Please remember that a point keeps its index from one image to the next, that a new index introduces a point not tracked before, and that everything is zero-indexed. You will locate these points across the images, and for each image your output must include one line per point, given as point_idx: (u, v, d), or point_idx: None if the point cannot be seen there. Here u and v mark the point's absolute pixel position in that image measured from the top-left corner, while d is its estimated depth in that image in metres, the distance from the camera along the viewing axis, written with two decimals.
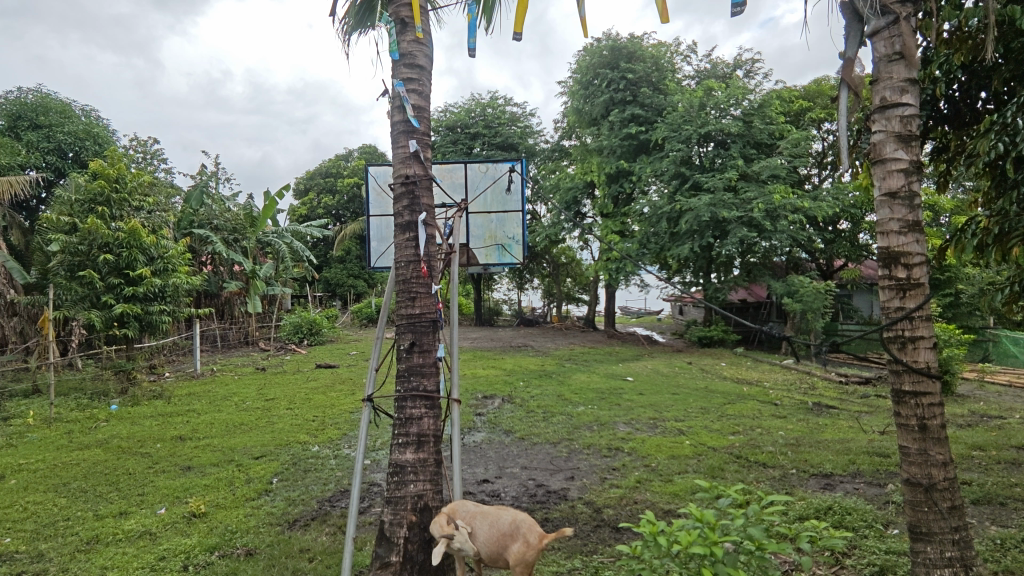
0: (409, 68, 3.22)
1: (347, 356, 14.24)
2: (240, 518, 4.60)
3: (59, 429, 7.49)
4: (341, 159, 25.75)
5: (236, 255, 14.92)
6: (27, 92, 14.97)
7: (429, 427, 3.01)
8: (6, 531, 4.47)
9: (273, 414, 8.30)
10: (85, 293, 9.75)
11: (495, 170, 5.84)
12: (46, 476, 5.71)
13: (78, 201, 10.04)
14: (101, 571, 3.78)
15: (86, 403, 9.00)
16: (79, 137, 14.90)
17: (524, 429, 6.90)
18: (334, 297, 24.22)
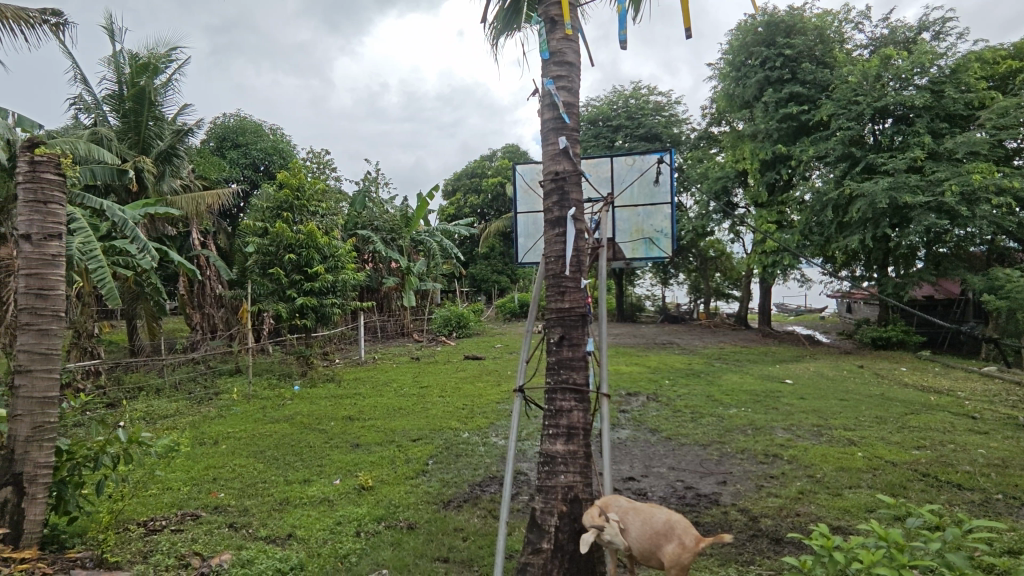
0: (559, 66, 3.27)
1: (493, 349, 14.83)
2: (402, 494, 5.03)
3: (256, 405, 8.77)
4: (486, 159, 26.79)
5: (394, 253, 16.24)
6: (230, 116, 17.58)
7: (579, 420, 3.03)
8: (221, 486, 5.33)
9: (427, 400, 8.93)
10: (274, 288, 11.25)
11: (643, 163, 5.76)
12: (248, 444, 6.71)
13: (269, 208, 11.61)
14: (292, 528, 4.36)
15: (276, 382, 10.41)
16: (269, 153, 17.20)
17: (671, 429, 6.69)
18: (479, 292, 25.35)
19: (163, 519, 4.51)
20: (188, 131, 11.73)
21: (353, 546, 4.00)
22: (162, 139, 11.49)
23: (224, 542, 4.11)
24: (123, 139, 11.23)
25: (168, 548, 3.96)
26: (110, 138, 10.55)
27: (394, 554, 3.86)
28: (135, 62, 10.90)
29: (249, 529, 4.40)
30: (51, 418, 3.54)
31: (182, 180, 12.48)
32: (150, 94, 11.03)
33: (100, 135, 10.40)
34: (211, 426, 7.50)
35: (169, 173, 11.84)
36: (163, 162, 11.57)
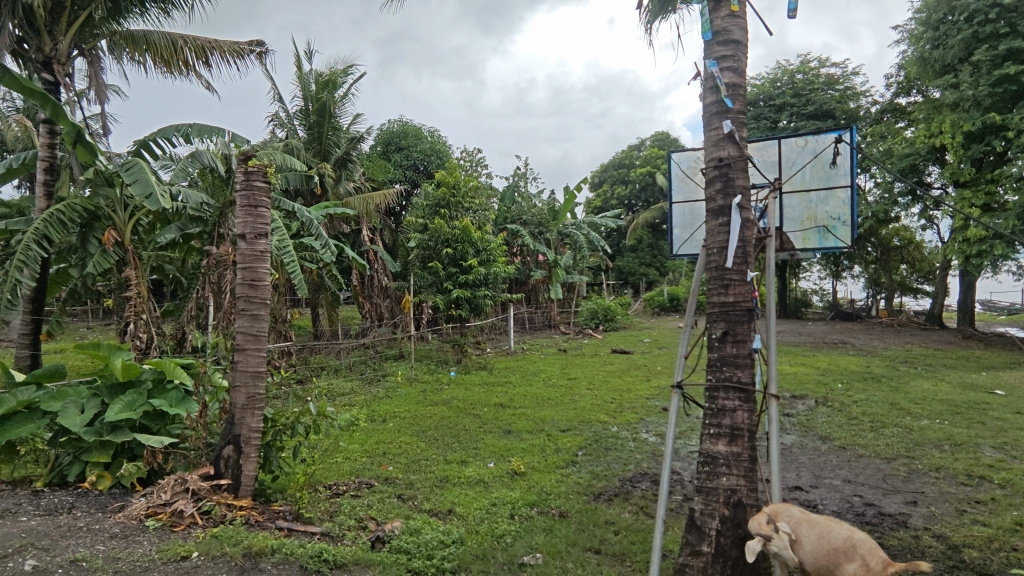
0: (724, 46, 3.10)
1: (641, 344, 14.49)
2: (552, 482, 5.14)
3: (417, 388, 9.52)
4: (633, 149, 26.15)
5: (541, 246, 16.58)
6: (394, 122, 19.13)
7: (744, 421, 2.86)
8: (390, 460, 5.88)
9: (575, 392, 9.01)
10: (433, 280, 12.13)
11: (818, 142, 5.05)
12: (411, 423, 7.31)
13: (428, 206, 12.47)
14: (452, 504, 4.66)
15: (434, 367, 11.21)
16: (427, 154, 18.46)
17: (845, 438, 6.04)
18: (626, 285, 24.92)
19: (345, 485, 5.10)
20: (360, 138, 13.00)
21: (508, 527, 4.17)
22: (339, 147, 12.88)
23: (394, 510, 4.52)
24: (309, 148, 12.75)
25: (349, 510, 4.46)
26: (299, 149, 12.05)
27: (547, 539, 3.96)
28: (319, 79, 12.32)
29: (414, 501, 4.82)
30: (260, 388, 4.15)
31: (354, 183, 13.88)
32: (330, 106, 12.42)
33: (292, 146, 11.94)
34: (381, 405, 8.30)
35: (345, 177, 13.23)
36: (340, 167, 13.00)
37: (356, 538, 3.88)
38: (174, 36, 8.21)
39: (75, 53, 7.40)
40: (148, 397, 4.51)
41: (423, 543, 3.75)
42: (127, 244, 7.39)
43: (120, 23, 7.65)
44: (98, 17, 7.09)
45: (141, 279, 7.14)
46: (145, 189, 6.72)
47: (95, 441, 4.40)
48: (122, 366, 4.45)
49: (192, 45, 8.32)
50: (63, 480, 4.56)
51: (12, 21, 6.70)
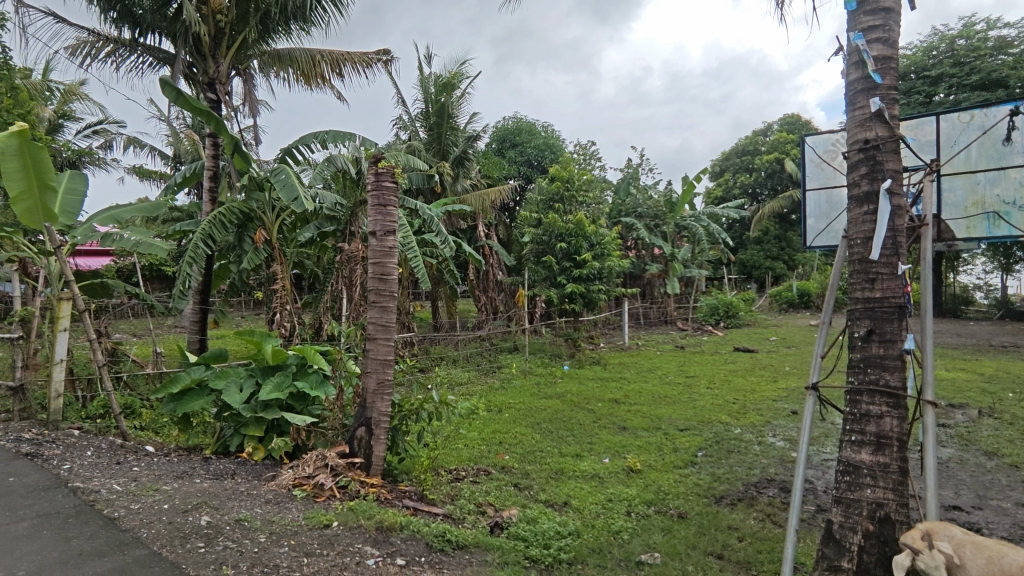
0: (871, 16, 2.82)
1: (767, 342, 13.60)
2: (671, 482, 5.00)
3: (531, 380, 9.69)
4: (759, 134, 24.50)
5: (658, 240, 16.09)
6: (509, 119, 19.51)
7: (893, 429, 2.59)
8: (506, 450, 6.03)
9: (693, 391, 8.67)
10: (547, 274, 12.24)
11: (987, 116, 4.47)
12: (526, 415, 7.44)
13: (542, 201, 12.58)
14: (567, 497, 4.69)
15: (548, 361, 11.32)
16: (542, 149, 18.63)
17: (1017, 456, 5.25)
18: (750, 280, 23.48)
19: (465, 471, 5.32)
20: (476, 137, 13.40)
21: (625, 524, 4.13)
22: (457, 146, 13.38)
23: (512, 499, 4.64)
24: (429, 148, 13.37)
25: (469, 495, 4.65)
26: (421, 149, 12.67)
27: (665, 540, 3.86)
28: (438, 82, 12.88)
29: (530, 491, 4.91)
30: (389, 375, 4.44)
31: (471, 181, 14.37)
32: (449, 107, 12.96)
33: (414, 148, 12.60)
34: (497, 396, 8.54)
35: (462, 175, 13.74)
36: (458, 165, 13.52)
37: (476, 523, 4.02)
38: (313, 52, 8.99)
39: (233, 73, 8.31)
40: (293, 378, 5.00)
41: (540, 532, 3.81)
42: (274, 242, 8.25)
43: (270, 44, 8.46)
44: (251, 39, 7.92)
45: (286, 273, 7.92)
46: (290, 193, 7.42)
47: (251, 417, 4.98)
48: (272, 351, 4.99)
49: (328, 59, 9.05)
50: (226, 449, 5.21)
51: (185, 49, 7.70)
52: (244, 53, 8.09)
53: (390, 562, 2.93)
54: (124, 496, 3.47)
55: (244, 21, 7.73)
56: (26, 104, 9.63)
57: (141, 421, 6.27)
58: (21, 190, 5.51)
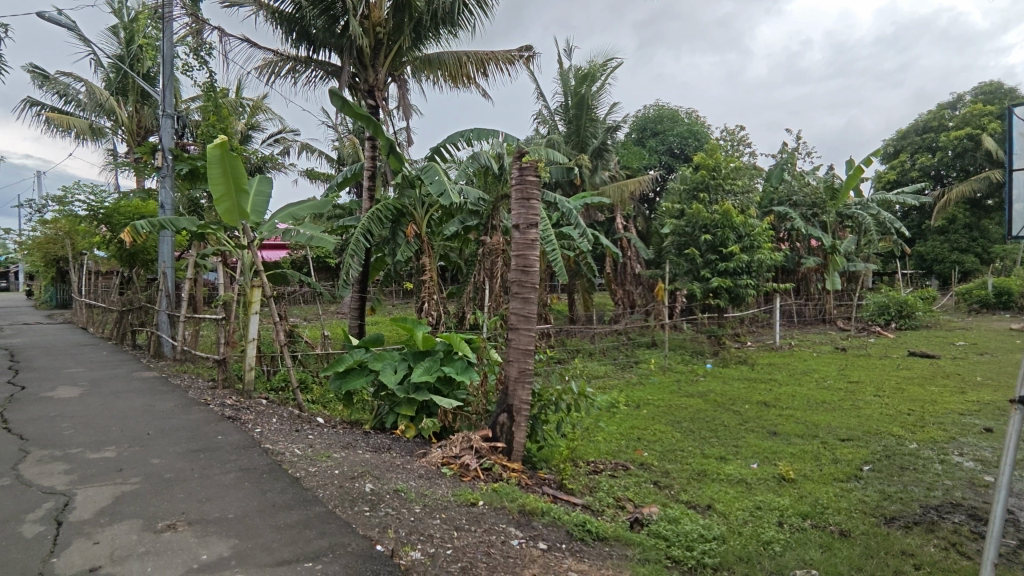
0: None
1: (952, 348, 11.83)
2: (830, 495, 4.57)
3: (671, 377, 9.39)
4: (946, 107, 21.24)
5: (816, 230, 14.64)
6: (650, 108, 18.95)
7: None
8: (645, 446, 5.91)
9: (857, 398, 7.82)
10: (689, 267, 11.79)
11: None
12: (666, 412, 7.23)
13: (685, 190, 12.08)
14: (711, 500, 4.49)
15: (689, 358, 10.86)
16: (685, 137, 17.84)
17: None
18: (930, 276, 20.55)
19: (603, 464, 5.32)
20: (616, 127, 13.20)
21: (777, 535, 3.86)
22: (596, 137, 13.29)
23: (652, 496, 4.55)
24: (568, 141, 13.43)
25: (608, 488, 4.64)
26: (560, 142, 12.77)
27: (824, 557, 3.55)
28: (578, 74, 12.86)
29: (671, 490, 4.77)
30: (530, 364, 4.55)
31: (610, 172, 14.21)
32: (589, 99, 12.91)
33: (553, 141, 12.73)
34: (635, 391, 8.39)
35: (601, 166, 13.63)
36: (596, 158, 13.44)
37: (615, 516, 4.00)
38: (459, 54, 9.44)
39: (390, 80, 8.99)
40: (440, 363, 5.33)
41: (683, 533, 3.69)
42: (424, 236, 8.84)
43: (422, 50, 9.02)
44: (405, 47, 8.50)
45: (434, 265, 8.44)
46: (439, 189, 7.88)
47: (404, 397, 5.38)
48: (422, 337, 5.37)
49: (474, 60, 9.45)
50: (382, 425, 5.69)
51: (350, 62, 8.49)
52: (398, 60, 8.72)
53: (532, 545, 3.00)
54: (303, 460, 3.96)
55: (400, 31, 8.32)
56: (226, 119, 11.27)
57: (312, 395, 7.08)
58: (223, 193, 6.48)
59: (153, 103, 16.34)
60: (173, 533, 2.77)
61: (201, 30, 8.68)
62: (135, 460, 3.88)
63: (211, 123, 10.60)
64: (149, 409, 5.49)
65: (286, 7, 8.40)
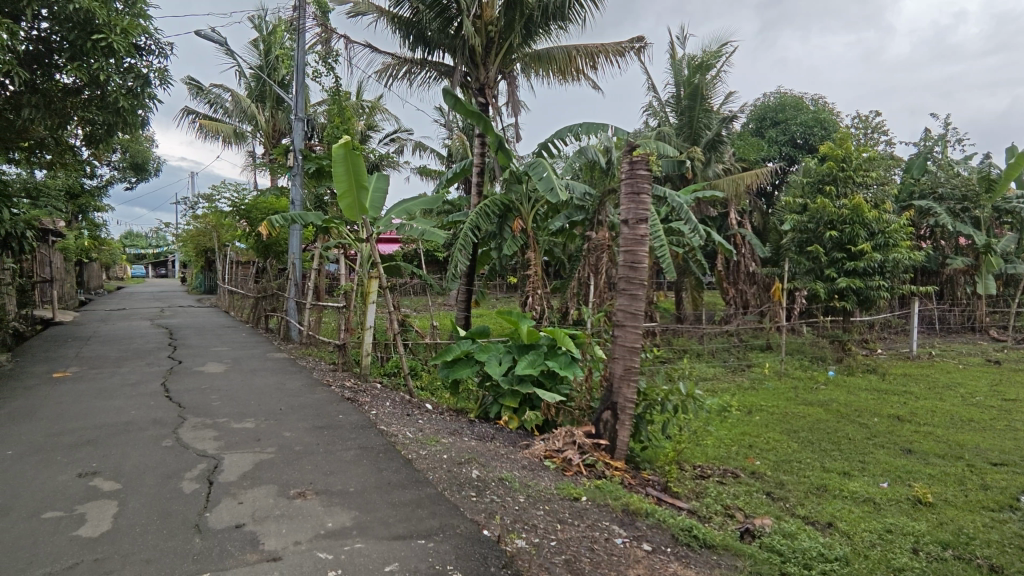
0: None
1: None
2: (978, 525, 4.07)
3: (788, 383, 8.78)
4: None
5: (966, 227, 13.00)
6: (771, 96, 17.75)
7: None
8: (758, 455, 5.60)
9: (1014, 418, 6.86)
10: (812, 266, 10.98)
11: None
12: (781, 420, 6.79)
13: (809, 183, 11.20)
14: (832, 518, 4.16)
15: (808, 364, 10.10)
16: (810, 125, 16.53)
17: None
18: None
19: (711, 469, 5.12)
20: (732, 117, 12.53)
21: (911, 562, 3.50)
22: (710, 129, 12.69)
23: (764, 507, 4.31)
24: (680, 134, 12.95)
25: (716, 495, 4.46)
26: (671, 135, 12.36)
27: None
28: (692, 63, 12.30)
29: (786, 503, 4.49)
30: (636, 362, 4.46)
31: (724, 165, 13.53)
32: (703, 89, 12.35)
33: (663, 134, 12.35)
34: (748, 396, 7.95)
35: (715, 159, 13.00)
36: (710, 150, 12.83)
37: (724, 525, 3.84)
38: (569, 48, 9.43)
39: (500, 77, 9.15)
40: (545, 357, 5.36)
41: (800, 550, 3.45)
42: (530, 231, 8.94)
43: (532, 46, 9.10)
44: (516, 44, 8.60)
45: (539, 260, 8.51)
46: (547, 184, 7.91)
47: (509, 389, 5.50)
48: (528, 331, 5.45)
49: (583, 53, 9.44)
50: (486, 415, 5.84)
51: (462, 62, 8.75)
52: (509, 57, 8.85)
53: (637, 546, 2.96)
54: (414, 442, 4.18)
55: (510, 28, 8.43)
56: (350, 120, 12.07)
57: (422, 382, 7.43)
58: (346, 190, 6.97)
59: (286, 108, 17.86)
60: (303, 500, 3.04)
61: (329, 39, 9.35)
62: (270, 432, 4.30)
63: (336, 125, 11.40)
64: (281, 387, 6.05)
65: (405, 12, 8.82)
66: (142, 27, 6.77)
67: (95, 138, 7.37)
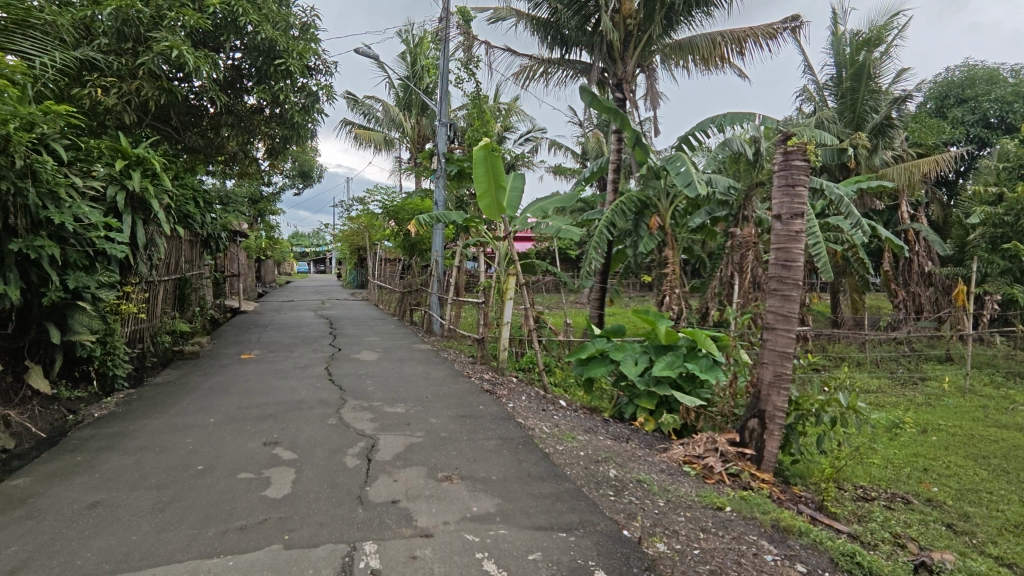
0: None
1: None
2: None
3: (974, 401, 7.58)
4: None
5: None
6: (957, 70, 15.52)
7: None
8: (935, 480, 4.92)
9: None
10: (1009, 266, 9.38)
11: None
12: (965, 443, 5.89)
13: (1008, 169, 9.57)
14: None
15: (1001, 380, 8.66)
16: (1008, 101, 13.96)
17: None
18: None
19: (876, 492, 4.61)
20: (906, 97, 11.09)
21: None
22: (877, 112, 11.35)
23: (943, 541, 3.80)
24: (841, 119, 11.75)
25: (883, 521, 3.99)
26: (830, 120, 11.25)
27: None
28: (857, 39, 11.08)
29: (972, 539, 3.90)
30: (788, 368, 4.13)
31: (894, 152, 12.01)
32: (870, 68, 11.07)
33: (821, 120, 11.27)
34: (922, 413, 7.00)
35: (883, 145, 11.59)
36: (878, 135, 11.46)
37: (892, 555, 3.42)
38: (713, 35, 8.95)
39: (638, 70, 8.95)
40: (683, 359, 5.18)
41: None
42: (667, 227, 8.60)
43: (673, 36, 8.78)
44: (656, 35, 8.34)
45: (678, 258, 8.20)
46: (686, 179, 7.58)
47: (645, 390, 5.38)
48: (666, 331, 5.27)
49: (729, 39, 8.90)
50: (621, 415, 5.76)
51: (600, 58, 8.67)
52: (648, 49, 8.61)
53: (789, 565, 2.73)
54: (551, 437, 4.26)
55: (651, 20, 8.20)
56: (489, 123, 12.52)
57: (555, 379, 7.53)
58: (485, 190, 7.25)
59: (431, 114, 18.95)
60: (450, 483, 3.23)
61: (471, 45, 9.77)
62: (419, 418, 4.62)
63: (476, 128, 11.90)
64: (427, 377, 6.47)
65: (544, 14, 8.96)
66: (314, 50, 7.61)
67: (275, 151, 8.41)
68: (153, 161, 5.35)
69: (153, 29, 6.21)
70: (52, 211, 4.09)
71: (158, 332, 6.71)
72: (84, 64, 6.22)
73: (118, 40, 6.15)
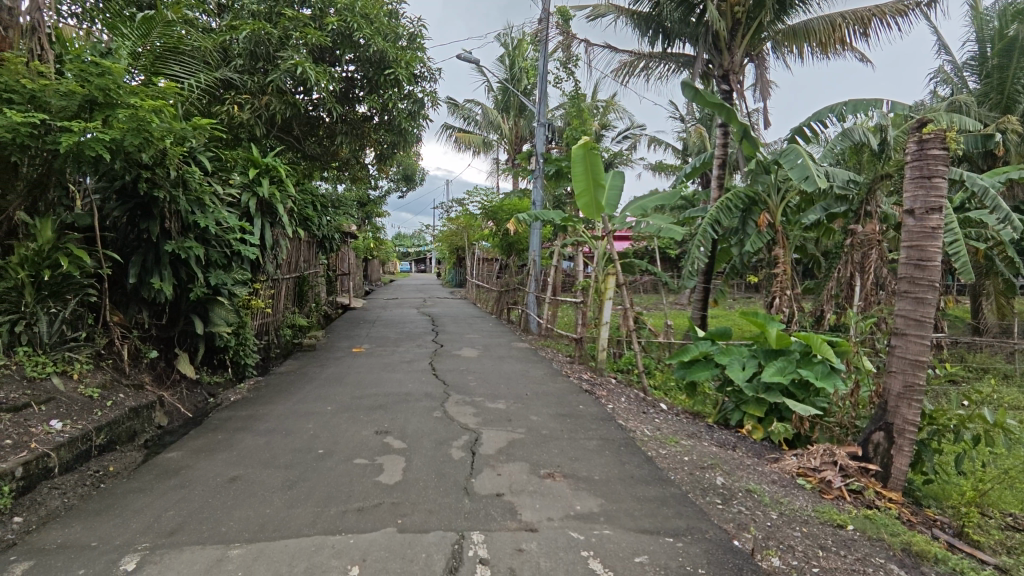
0: None
1: None
2: None
3: None
4: None
5: None
6: None
7: None
8: None
9: None
10: None
11: None
12: None
13: None
14: None
15: None
16: None
17: None
18: None
19: None
20: None
21: None
22: None
23: None
24: (984, 101, 10.49)
25: None
26: (971, 103, 10.07)
27: None
28: (1007, 11, 9.90)
29: None
30: (921, 379, 3.75)
31: None
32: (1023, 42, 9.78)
33: (960, 103, 10.12)
34: None
35: None
36: None
37: None
38: (833, 16, 8.31)
39: (747, 60, 8.49)
40: (797, 365, 4.85)
41: None
42: (778, 225, 8.08)
43: (785, 21, 8.25)
44: (767, 21, 7.87)
45: (790, 257, 7.69)
46: (801, 173, 7.05)
47: (753, 396, 5.09)
48: (777, 335, 4.93)
49: (851, 20, 8.22)
50: (726, 422, 5.50)
51: (705, 49, 8.32)
52: (758, 36, 8.15)
53: None
54: (653, 440, 4.17)
55: (761, 5, 7.75)
56: (587, 121, 12.45)
57: (655, 381, 7.36)
58: (584, 189, 7.21)
59: (528, 115, 19.17)
60: (553, 481, 3.26)
61: (570, 44, 9.76)
62: (520, 415, 4.70)
63: (574, 127, 11.88)
64: (526, 375, 6.55)
65: (645, 8, 8.74)
66: (421, 58, 7.98)
67: (384, 156, 8.89)
68: (278, 169, 5.84)
69: (280, 48, 6.79)
70: (199, 215, 4.55)
71: (281, 325, 7.33)
72: (223, 84, 6.91)
73: (251, 60, 6.76)
